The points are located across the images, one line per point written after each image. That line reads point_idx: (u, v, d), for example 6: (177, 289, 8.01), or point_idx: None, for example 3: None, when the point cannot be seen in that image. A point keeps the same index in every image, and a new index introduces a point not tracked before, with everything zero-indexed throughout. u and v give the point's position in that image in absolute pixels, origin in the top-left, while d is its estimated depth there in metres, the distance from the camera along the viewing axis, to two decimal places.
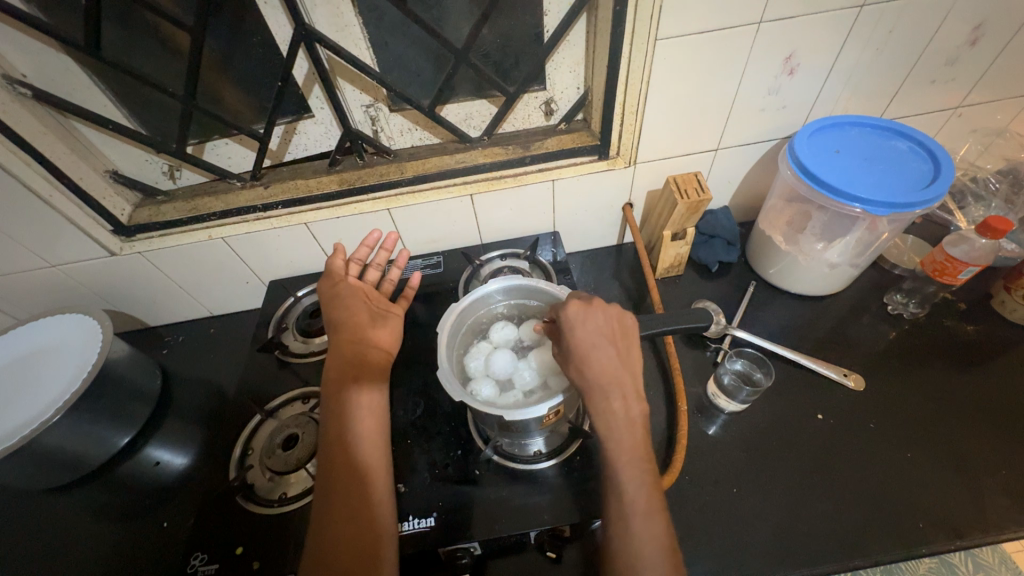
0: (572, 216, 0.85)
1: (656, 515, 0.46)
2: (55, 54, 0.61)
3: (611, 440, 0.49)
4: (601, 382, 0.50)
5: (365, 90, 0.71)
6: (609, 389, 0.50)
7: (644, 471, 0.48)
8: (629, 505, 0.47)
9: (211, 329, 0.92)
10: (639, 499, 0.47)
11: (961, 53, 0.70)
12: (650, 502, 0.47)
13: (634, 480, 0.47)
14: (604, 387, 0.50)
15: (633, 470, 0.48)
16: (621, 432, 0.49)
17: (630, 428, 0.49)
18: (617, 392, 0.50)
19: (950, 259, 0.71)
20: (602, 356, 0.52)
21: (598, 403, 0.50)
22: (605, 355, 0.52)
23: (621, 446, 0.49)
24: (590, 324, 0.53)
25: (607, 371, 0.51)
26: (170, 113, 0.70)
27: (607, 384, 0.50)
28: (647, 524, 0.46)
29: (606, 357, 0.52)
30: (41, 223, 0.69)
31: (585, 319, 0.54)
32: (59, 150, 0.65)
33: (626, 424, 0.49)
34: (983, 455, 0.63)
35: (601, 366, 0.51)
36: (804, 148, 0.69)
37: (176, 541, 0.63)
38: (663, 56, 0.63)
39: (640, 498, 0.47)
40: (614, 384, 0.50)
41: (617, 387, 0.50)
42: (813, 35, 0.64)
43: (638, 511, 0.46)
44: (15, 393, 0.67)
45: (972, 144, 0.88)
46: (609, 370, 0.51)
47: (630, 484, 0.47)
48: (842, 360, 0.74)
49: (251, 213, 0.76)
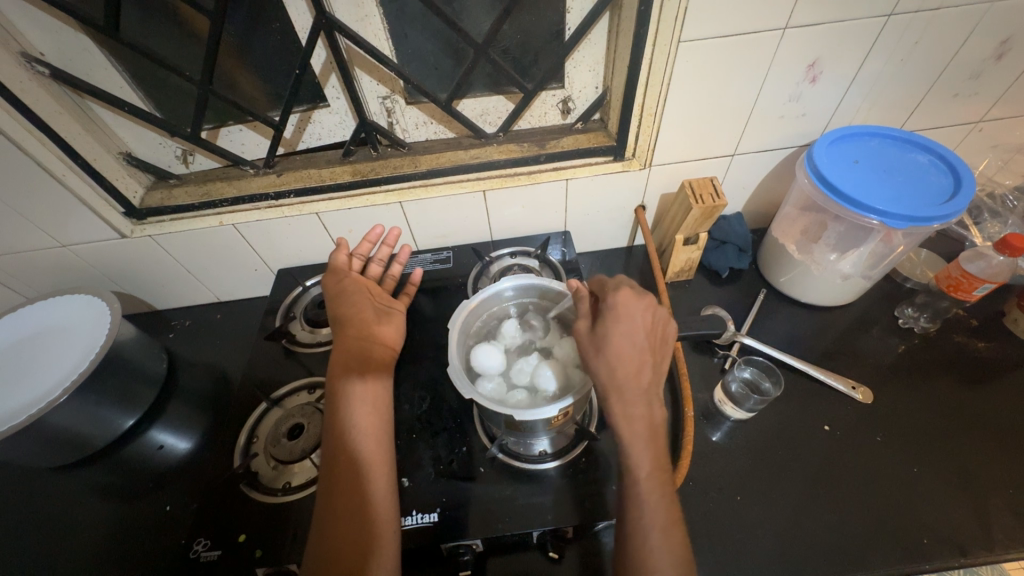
0: (584, 216, 0.85)
1: (675, 527, 0.46)
2: (74, 33, 0.61)
3: (634, 447, 0.49)
4: (628, 382, 0.50)
5: (382, 82, 0.70)
6: (634, 393, 0.50)
7: (664, 482, 0.48)
8: (648, 514, 0.46)
9: (217, 315, 0.93)
10: (660, 510, 0.47)
11: (987, 67, 0.69)
12: (669, 515, 0.47)
13: (655, 490, 0.47)
14: (630, 388, 0.50)
15: (654, 480, 0.48)
16: (644, 440, 0.49)
17: (652, 438, 0.49)
18: (641, 398, 0.50)
19: (966, 275, 0.71)
20: (635, 355, 0.51)
21: (623, 407, 0.50)
22: (638, 354, 0.51)
23: (643, 454, 0.48)
24: (633, 319, 0.53)
25: (635, 373, 0.51)
26: (186, 97, 0.70)
27: (633, 385, 0.50)
28: (666, 535, 0.46)
29: (638, 357, 0.51)
30: (55, 203, 0.69)
31: (630, 311, 0.54)
32: (74, 131, 0.65)
33: (649, 431, 0.49)
34: (990, 474, 0.62)
35: (631, 365, 0.51)
36: (824, 158, 0.68)
37: (178, 524, 0.64)
38: (686, 58, 0.63)
39: (659, 509, 0.47)
40: (640, 389, 0.50)
41: (643, 392, 0.50)
42: (838, 43, 0.63)
43: (656, 522, 0.46)
44: (23, 372, 0.67)
45: (992, 159, 0.87)
46: (638, 372, 0.51)
47: (650, 493, 0.47)
48: (850, 371, 0.74)
49: (262, 201, 0.75)
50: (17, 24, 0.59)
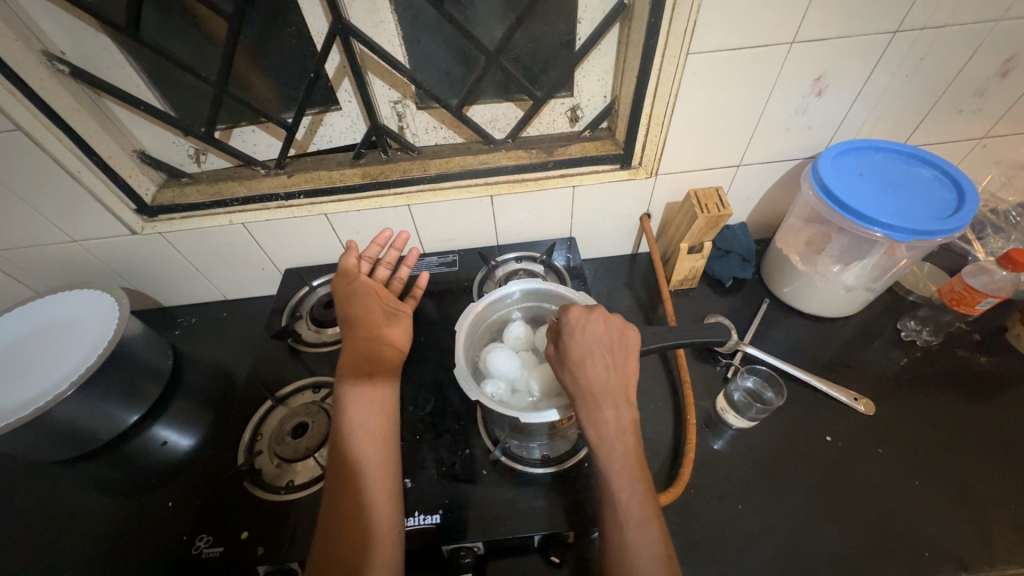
0: (590, 222, 0.86)
1: (651, 524, 0.46)
2: (94, 33, 0.62)
3: (602, 448, 0.49)
4: (592, 391, 0.51)
5: (395, 86, 0.72)
6: (599, 398, 0.51)
7: (637, 480, 0.48)
8: (624, 513, 0.46)
9: (224, 313, 0.93)
10: (633, 507, 0.47)
11: (991, 85, 0.70)
12: (644, 511, 0.46)
13: (627, 487, 0.47)
14: (595, 394, 0.51)
15: (626, 479, 0.48)
16: (611, 440, 0.49)
17: (621, 437, 0.49)
18: (607, 401, 0.51)
19: (969, 289, 0.71)
20: (596, 363, 0.53)
21: (589, 412, 0.50)
22: (599, 362, 0.53)
23: (612, 453, 0.49)
24: (588, 330, 0.55)
25: (599, 380, 0.52)
26: (201, 97, 0.71)
27: (598, 391, 0.51)
28: (642, 532, 0.45)
29: (600, 365, 0.52)
30: (70, 199, 0.70)
31: (583, 324, 0.55)
32: (91, 127, 0.66)
33: (617, 433, 0.50)
34: (991, 488, 0.62)
35: (593, 373, 0.52)
36: (828, 171, 0.68)
37: (179, 520, 0.64)
38: (694, 70, 0.64)
39: (632, 507, 0.47)
40: (605, 393, 0.51)
41: (608, 397, 0.51)
42: (843, 59, 0.64)
43: (632, 519, 0.46)
44: (31, 365, 0.67)
45: (995, 175, 0.88)
46: (600, 378, 0.52)
47: (622, 492, 0.47)
48: (853, 383, 0.74)
49: (272, 201, 0.76)
50: (39, 22, 0.60)
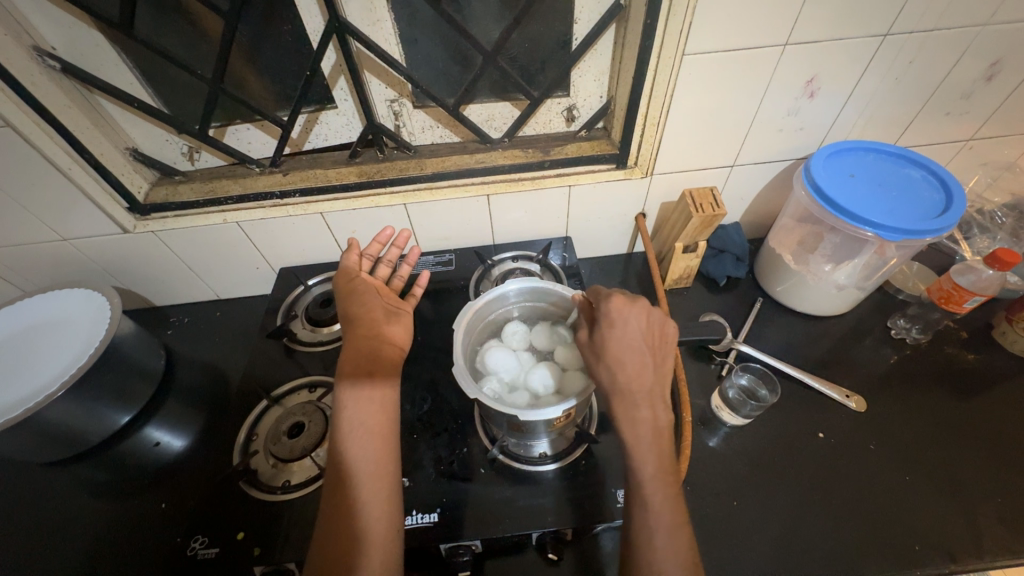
0: (586, 221, 0.86)
1: (681, 529, 0.47)
2: (86, 28, 0.61)
3: (638, 451, 0.49)
4: (630, 388, 0.51)
5: (391, 85, 0.72)
6: (637, 397, 0.51)
7: (669, 483, 0.48)
8: (654, 518, 0.47)
9: (216, 312, 0.92)
10: (665, 513, 0.47)
11: (977, 88, 0.72)
12: (675, 516, 0.47)
13: (660, 492, 0.48)
14: (633, 392, 0.51)
15: (659, 483, 0.48)
16: (647, 441, 0.49)
17: (657, 439, 0.50)
18: (646, 400, 0.51)
19: (956, 288, 0.73)
20: (636, 359, 0.52)
21: (626, 411, 0.51)
22: (638, 359, 0.52)
23: (648, 456, 0.49)
24: (629, 323, 0.54)
25: (638, 378, 0.51)
26: (195, 95, 0.70)
27: (636, 390, 0.51)
28: (672, 538, 0.46)
29: (639, 362, 0.52)
30: (60, 197, 0.69)
31: (625, 318, 0.54)
32: (82, 124, 0.65)
33: (652, 433, 0.50)
34: (979, 483, 0.64)
35: (633, 370, 0.52)
36: (820, 171, 0.69)
37: (173, 522, 0.63)
38: (689, 71, 0.64)
39: (664, 512, 0.47)
40: (643, 392, 0.51)
41: (646, 396, 0.51)
42: (835, 61, 0.65)
43: (663, 525, 0.46)
44: (20, 365, 0.66)
45: (982, 176, 0.90)
46: (639, 377, 0.52)
47: (655, 495, 0.48)
48: (844, 380, 0.75)
49: (268, 200, 0.76)
50: (30, 17, 0.59)
